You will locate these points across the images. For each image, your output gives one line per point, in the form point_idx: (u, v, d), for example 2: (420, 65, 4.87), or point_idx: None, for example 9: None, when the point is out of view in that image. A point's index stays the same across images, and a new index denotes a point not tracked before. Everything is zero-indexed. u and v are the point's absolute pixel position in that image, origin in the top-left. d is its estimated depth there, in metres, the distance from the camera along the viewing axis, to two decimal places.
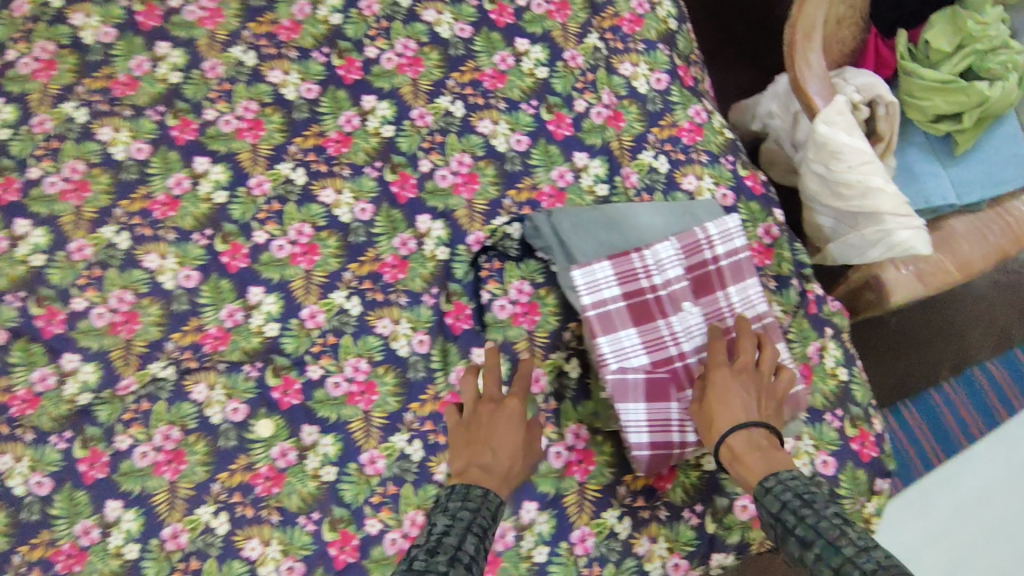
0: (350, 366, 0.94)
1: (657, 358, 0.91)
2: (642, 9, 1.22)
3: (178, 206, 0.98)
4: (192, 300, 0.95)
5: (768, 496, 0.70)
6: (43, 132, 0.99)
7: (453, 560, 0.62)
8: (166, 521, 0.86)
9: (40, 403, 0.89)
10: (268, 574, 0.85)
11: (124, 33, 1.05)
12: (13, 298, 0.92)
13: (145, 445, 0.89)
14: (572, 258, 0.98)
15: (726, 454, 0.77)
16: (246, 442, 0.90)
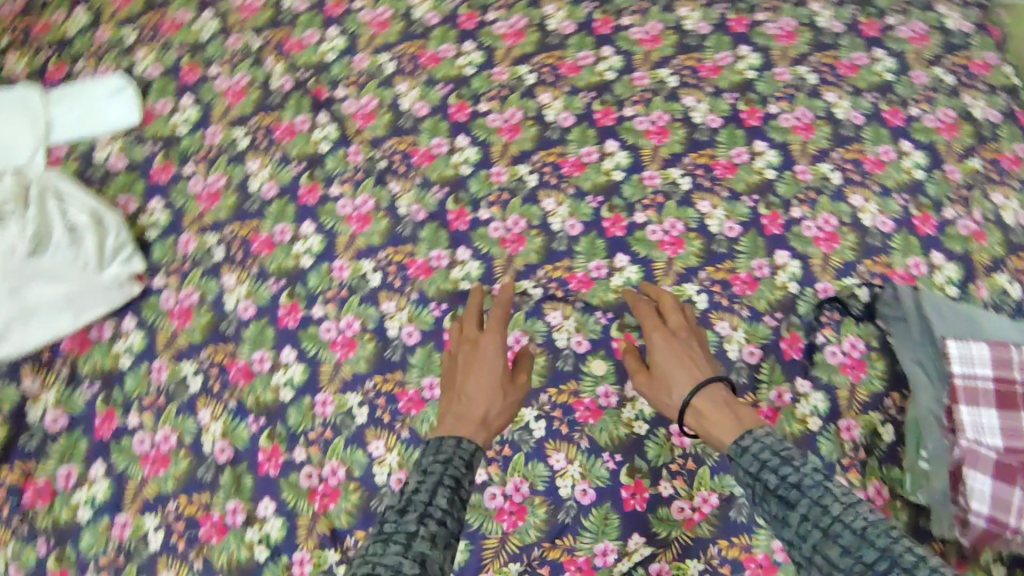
0: (513, 337, 1.05)
1: (1013, 444, 0.90)
2: (947, 116, 1.21)
3: (433, 161, 1.16)
4: (415, 231, 1.11)
5: (746, 455, 0.82)
6: (358, 68, 1.23)
7: (422, 517, 0.76)
8: (322, 389, 1.01)
9: (273, 250, 1.09)
10: (381, 475, 0.96)
11: (444, 24, 1.26)
12: (296, 166, 1.15)
13: (332, 322, 1.05)
14: (929, 338, 0.99)
15: (695, 415, 0.89)
16: (406, 363, 1.02)
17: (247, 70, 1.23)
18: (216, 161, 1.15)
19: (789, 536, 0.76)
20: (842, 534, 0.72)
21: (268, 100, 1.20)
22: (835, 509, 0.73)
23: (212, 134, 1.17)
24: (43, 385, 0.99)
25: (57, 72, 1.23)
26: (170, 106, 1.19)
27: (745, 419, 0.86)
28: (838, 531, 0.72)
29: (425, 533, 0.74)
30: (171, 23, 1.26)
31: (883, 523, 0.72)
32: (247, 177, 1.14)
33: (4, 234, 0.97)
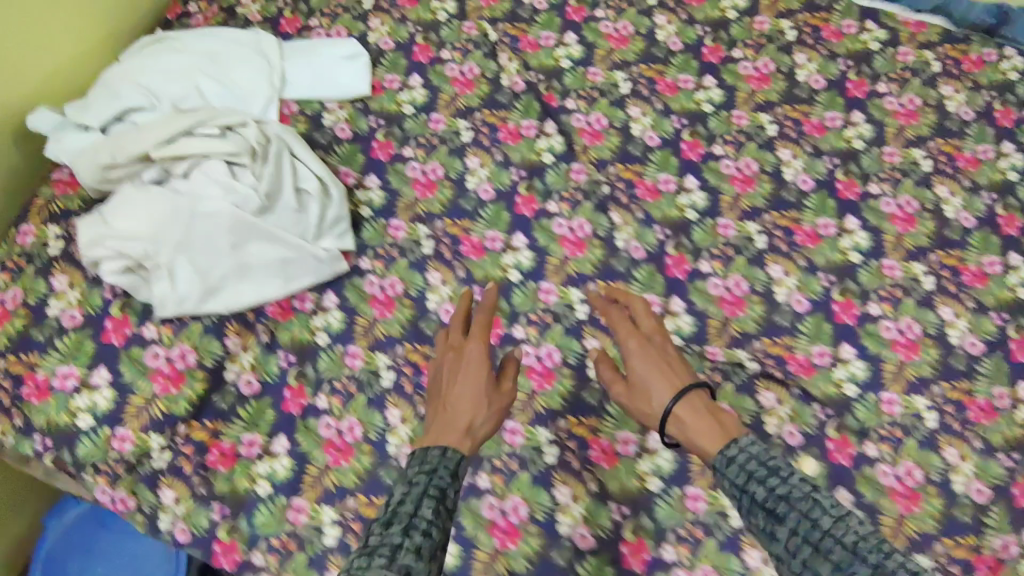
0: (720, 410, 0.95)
1: None
2: None
3: (657, 198, 1.08)
4: (629, 269, 1.03)
5: (733, 465, 0.73)
6: (592, 81, 1.16)
7: (407, 528, 0.63)
8: (513, 416, 0.95)
9: (482, 256, 1.04)
10: (563, 525, 0.88)
11: (687, 52, 1.20)
12: (515, 173, 1.09)
13: (531, 347, 0.99)
14: None
15: (678, 425, 0.80)
16: (602, 409, 0.95)
17: (478, 60, 1.18)
18: (436, 150, 1.11)
19: (777, 554, 0.68)
20: (834, 551, 0.64)
21: (497, 96, 1.15)
22: (827, 523, 0.65)
23: (435, 121, 1.13)
24: (241, 346, 0.95)
25: (290, 23, 1.21)
26: (399, 83, 1.15)
27: (728, 426, 0.79)
28: (830, 547, 0.64)
29: (410, 544, 0.61)
30: None
31: (874, 538, 0.65)
32: (464, 174, 1.09)
33: (238, 185, 0.94)
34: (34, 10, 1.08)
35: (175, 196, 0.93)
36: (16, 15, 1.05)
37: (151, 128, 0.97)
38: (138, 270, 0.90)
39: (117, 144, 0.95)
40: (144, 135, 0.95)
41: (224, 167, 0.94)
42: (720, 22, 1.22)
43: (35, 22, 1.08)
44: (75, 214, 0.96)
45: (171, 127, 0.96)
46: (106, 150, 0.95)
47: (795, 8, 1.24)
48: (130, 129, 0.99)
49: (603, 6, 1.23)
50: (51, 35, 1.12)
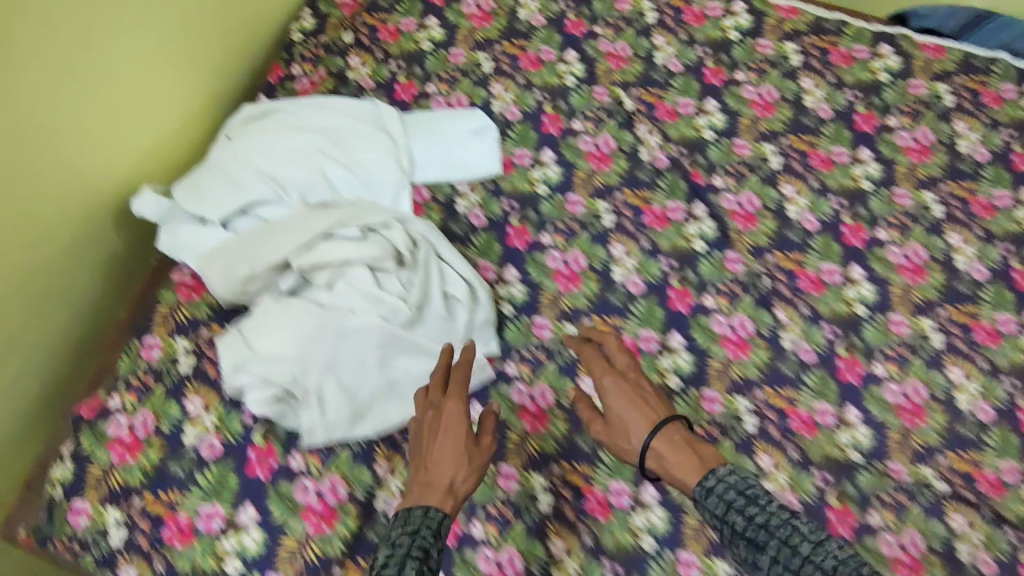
0: (909, 536, 0.87)
1: None
2: None
3: (822, 290, 0.99)
4: (799, 373, 0.95)
5: (711, 497, 0.73)
6: (739, 155, 1.07)
7: None
8: (686, 545, 0.85)
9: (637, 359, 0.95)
10: None
11: (839, 119, 1.10)
12: (665, 262, 1.00)
13: None
14: None
15: (657, 461, 0.77)
16: None
17: (613, 131, 1.08)
18: (577, 236, 1.01)
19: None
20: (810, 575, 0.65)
21: (638, 173, 1.05)
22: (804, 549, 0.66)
23: (573, 203, 1.03)
24: (388, 470, 0.83)
25: (406, 89, 1.10)
26: (530, 158, 1.06)
27: (707, 457, 0.76)
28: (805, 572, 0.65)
29: None
30: (532, 59, 1.13)
31: (853, 560, 0.65)
32: (609, 263, 1.00)
33: (385, 296, 0.86)
34: (129, 77, 0.96)
35: (321, 311, 0.84)
36: (112, 86, 0.94)
37: (285, 230, 0.88)
38: (285, 398, 0.81)
39: (252, 250, 0.86)
40: (280, 240, 0.86)
41: (368, 274, 0.86)
42: (872, 86, 1.12)
43: (132, 90, 0.97)
44: (202, 323, 0.88)
45: (308, 230, 0.87)
46: (238, 257, 0.87)
47: (950, 69, 1.14)
48: (259, 228, 0.90)
49: (744, 68, 1.13)
50: (148, 102, 1.00)
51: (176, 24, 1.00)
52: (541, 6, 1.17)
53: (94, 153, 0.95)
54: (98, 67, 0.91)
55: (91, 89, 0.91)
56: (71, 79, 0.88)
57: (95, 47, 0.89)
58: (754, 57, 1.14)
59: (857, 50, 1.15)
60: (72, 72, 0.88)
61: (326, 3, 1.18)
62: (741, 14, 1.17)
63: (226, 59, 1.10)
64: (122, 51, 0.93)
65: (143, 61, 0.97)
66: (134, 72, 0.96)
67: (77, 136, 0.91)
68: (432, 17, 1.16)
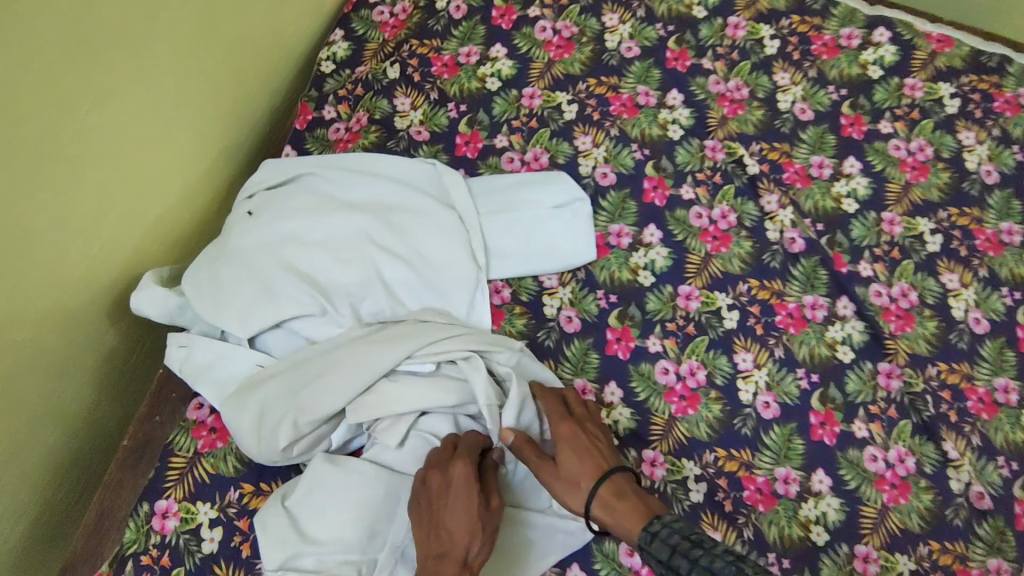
0: None
1: None
2: None
3: (995, 414, 0.79)
4: (970, 522, 0.74)
5: (657, 543, 0.55)
6: (890, 234, 0.86)
7: None
8: None
9: (774, 505, 0.74)
10: None
11: (1008, 185, 0.89)
12: (802, 375, 0.80)
13: None
14: None
15: (606, 513, 0.59)
16: None
17: (732, 200, 0.86)
18: (693, 341, 0.80)
19: None
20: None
21: (766, 258, 0.84)
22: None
23: (686, 296, 0.82)
24: None
25: (470, 142, 0.87)
26: (631, 238, 0.84)
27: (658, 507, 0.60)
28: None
29: None
30: (627, 103, 0.90)
31: None
32: (735, 377, 0.79)
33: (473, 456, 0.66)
34: (164, 89, 0.74)
35: (392, 478, 0.64)
36: (121, 115, 0.70)
37: (338, 365, 0.66)
38: None
39: (295, 395, 0.65)
40: (332, 381, 0.65)
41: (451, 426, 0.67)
42: None
43: (123, 151, 0.72)
44: (230, 482, 0.68)
45: (369, 369, 0.65)
46: (278, 404, 0.65)
47: None
48: (301, 357, 0.68)
49: (889, 116, 0.91)
50: (159, 138, 0.76)
51: (197, 25, 0.76)
52: (633, 31, 0.94)
53: (95, 217, 0.71)
54: (77, 131, 0.65)
55: (70, 160, 0.66)
56: (40, 154, 0.63)
57: (74, 100, 0.64)
58: (902, 102, 0.92)
59: None
60: (43, 144, 0.62)
61: (363, 24, 0.94)
62: (883, 45, 0.94)
63: (234, 89, 0.85)
64: (110, 96, 0.68)
65: (134, 110, 0.71)
66: (124, 127, 0.71)
67: (73, 197, 0.67)
68: (498, 44, 0.92)
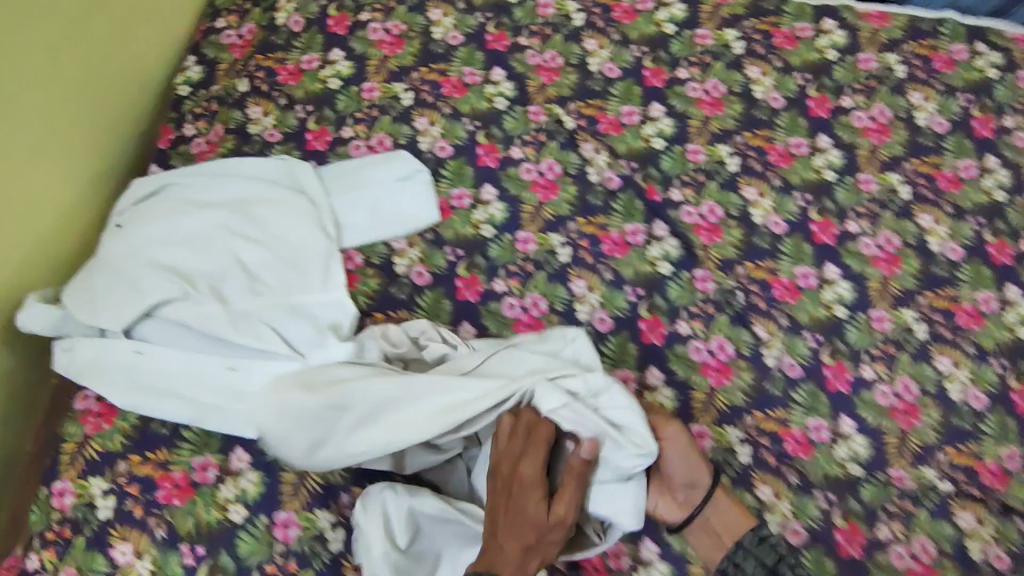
0: (920, 545, 0.84)
1: None
2: None
3: (799, 297, 0.93)
4: (787, 390, 0.89)
5: (764, 546, 0.80)
6: (694, 162, 0.99)
7: None
8: None
9: None
10: None
11: (792, 107, 1.03)
12: (630, 291, 0.93)
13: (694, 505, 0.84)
14: None
15: (720, 504, 0.82)
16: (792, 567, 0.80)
17: (556, 154, 0.99)
18: (533, 277, 0.93)
19: None
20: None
21: (590, 198, 0.97)
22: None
23: (524, 241, 0.94)
24: None
25: (319, 137, 0.98)
26: (470, 199, 0.95)
27: None
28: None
29: None
30: (456, 84, 1.02)
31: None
32: (571, 302, 0.92)
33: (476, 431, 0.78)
34: (30, 115, 0.84)
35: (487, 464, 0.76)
36: None
37: (372, 394, 0.74)
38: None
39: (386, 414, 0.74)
40: (365, 411, 0.74)
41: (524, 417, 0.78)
42: (821, 66, 1.05)
43: None
44: (117, 455, 0.78)
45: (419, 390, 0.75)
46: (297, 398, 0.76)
47: (898, 36, 1.08)
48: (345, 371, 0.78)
49: (685, 63, 1.05)
50: (30, 160, 0.85)
51: (56, 56, 0.86)
52: (456, 22, 1.06)
53: None
54: None
55: None
56: None
57: None
58: (695, 50, 1.06)
59: (800, 29, 1.07)
60: None
61: (215, 49, 1.05)
62: (675, 4, 1.08)
63: (93, 120, 0.94)
64: None
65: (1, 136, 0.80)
66: None
67: None
68: (336, 49, 1.03)
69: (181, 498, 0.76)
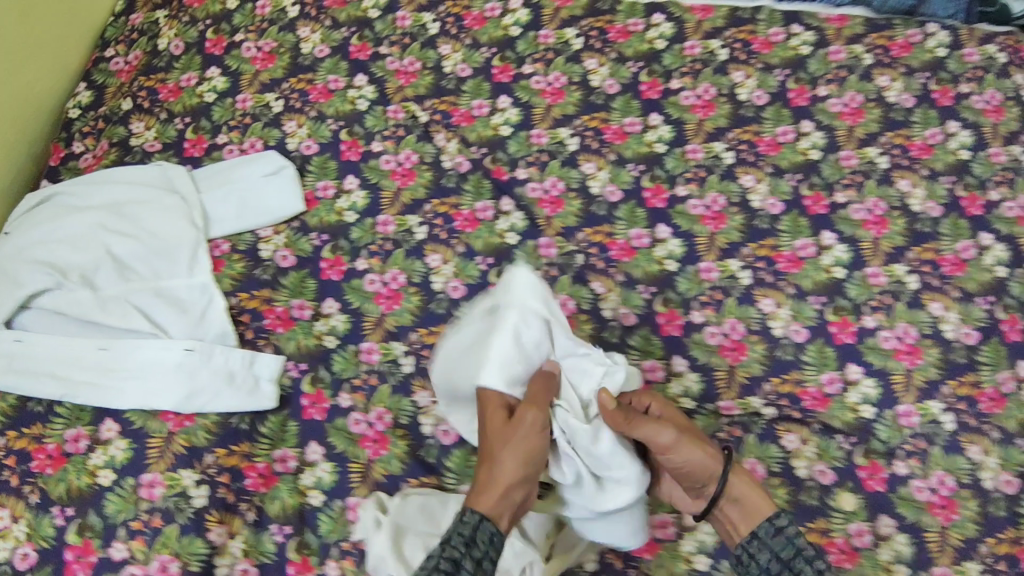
0: (748, 466, 0.93)
1: None
2: None
3: (634, 255, 1.04)
4: (623, 337, 0.99)
5: (780, 537, 0.76)
6: (538, 145, 1.10)
7: None
8: None
9: None
10: None
11: (626, 92, 1.15)
12: (482, 261, 1.02)
13: None
14: None
15: (732, 496, 0.79)
16: None
17: (413, 145, 1.09)
18: (392, 255, 1.02)
19: None
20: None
21: (443, 181, 1.07)
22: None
23: (383, 223, 1.04)
24: (227, 534, 0.84)
25: (196, 145, 1.08)
26: (334, 189, 1.05)
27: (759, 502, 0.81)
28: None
29: None
30: (321, 90, 1.13)
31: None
32: (428, 274, 1.01)
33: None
34: None
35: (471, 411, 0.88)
36: None
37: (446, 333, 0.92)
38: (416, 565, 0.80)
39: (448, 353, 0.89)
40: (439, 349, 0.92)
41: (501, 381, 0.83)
42: (651, 55, 1.18)
43: None
44: None
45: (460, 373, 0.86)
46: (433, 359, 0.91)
47: (720, 25, 1.21)
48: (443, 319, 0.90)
49: (529, 60, 1.17)
50: None
51: None
52: (322, 37, 1.17)
53: None
54: None
55: None
56: None
57: None
58: (538, 48, 1.18)
59: (631, 24, 1.20)
60: None
61: (103, 75, 1.16)
62: (519, 9, 1.21)
63: None
64: None
65: None
66: None
67: None
68: (212, 67, 1.14)
69: (54, 467, 0.83)
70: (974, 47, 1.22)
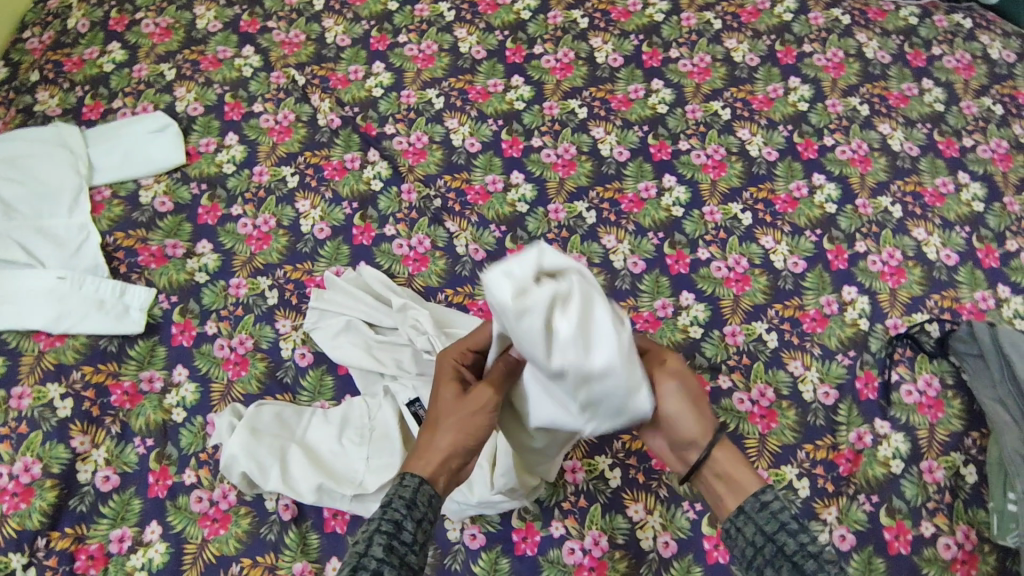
0: None
1: None
2: (1000, 147, 1.21)
3: (488, 199, 1.12)
4: (473, 270, 1.07)
5: (765, 511, 0.68)
6: (407, 104, 1.20)
7: None
8: None
9: None
10: (454, 531, 0.93)
11: (492, 57, 1.25)
12: (347, 206, 1.11)
13: None
14: (995, 379, 1.00)
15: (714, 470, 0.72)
16: None
17: (291, 107, 1.19)
18: (265, 201, 1.11)
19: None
20: (807, 568, 0.62)
21: (316, 137, 1.17)
22: (796, 555, 0.63)
23: (259, 173, 1.13)
24: (91, 444, 0.92)
25: (93, 109, 1.19)
26: (215, 145, 1.15)
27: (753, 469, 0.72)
28: (804, 566, 0.62)
29: None
30: (211, 60, 1.23)
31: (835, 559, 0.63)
32: (297, 218, 1.10)
33: (357, 331, 0.98)
34: None
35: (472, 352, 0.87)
36: None
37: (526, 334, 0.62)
38: (260, 467, 0.88)
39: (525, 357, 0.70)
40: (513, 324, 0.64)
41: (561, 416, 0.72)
42: (517, 24, 1.29)
43: None
44: None
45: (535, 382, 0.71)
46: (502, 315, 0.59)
47: None
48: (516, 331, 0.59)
49: (405, 31, 1.28)
50: None
51: None
52: (216, 14, 1.29)
53: None
54: None
55: None
56: None
57: None
58: (413, 21, 1.29)
59: None
60: None
61: (19, 53, 1.26)
62: None
63: None
64: None
65: None
66: None
67: None
68: (113, 42, 1.26)
69: None
70: (820, 11, 1.33)
